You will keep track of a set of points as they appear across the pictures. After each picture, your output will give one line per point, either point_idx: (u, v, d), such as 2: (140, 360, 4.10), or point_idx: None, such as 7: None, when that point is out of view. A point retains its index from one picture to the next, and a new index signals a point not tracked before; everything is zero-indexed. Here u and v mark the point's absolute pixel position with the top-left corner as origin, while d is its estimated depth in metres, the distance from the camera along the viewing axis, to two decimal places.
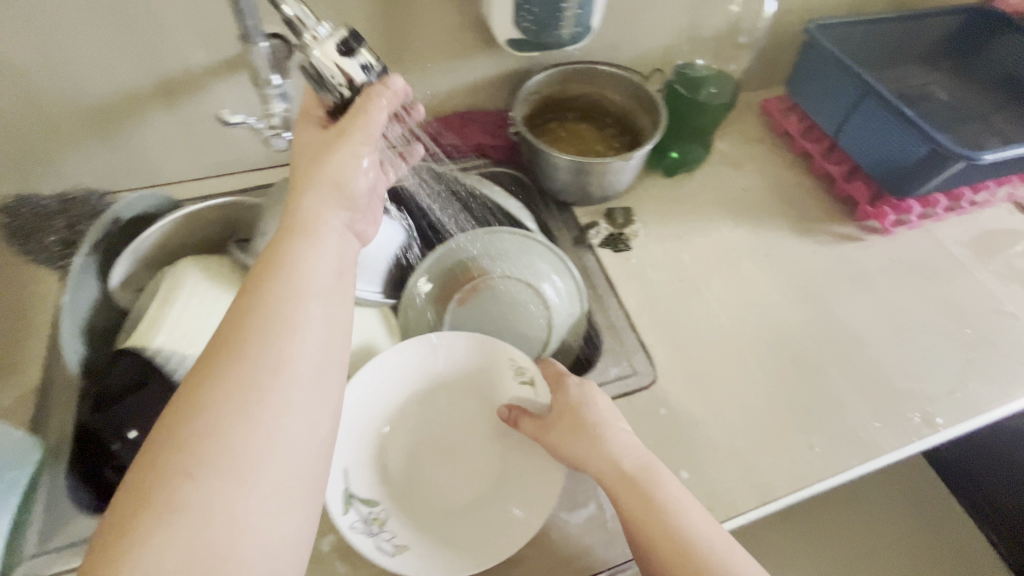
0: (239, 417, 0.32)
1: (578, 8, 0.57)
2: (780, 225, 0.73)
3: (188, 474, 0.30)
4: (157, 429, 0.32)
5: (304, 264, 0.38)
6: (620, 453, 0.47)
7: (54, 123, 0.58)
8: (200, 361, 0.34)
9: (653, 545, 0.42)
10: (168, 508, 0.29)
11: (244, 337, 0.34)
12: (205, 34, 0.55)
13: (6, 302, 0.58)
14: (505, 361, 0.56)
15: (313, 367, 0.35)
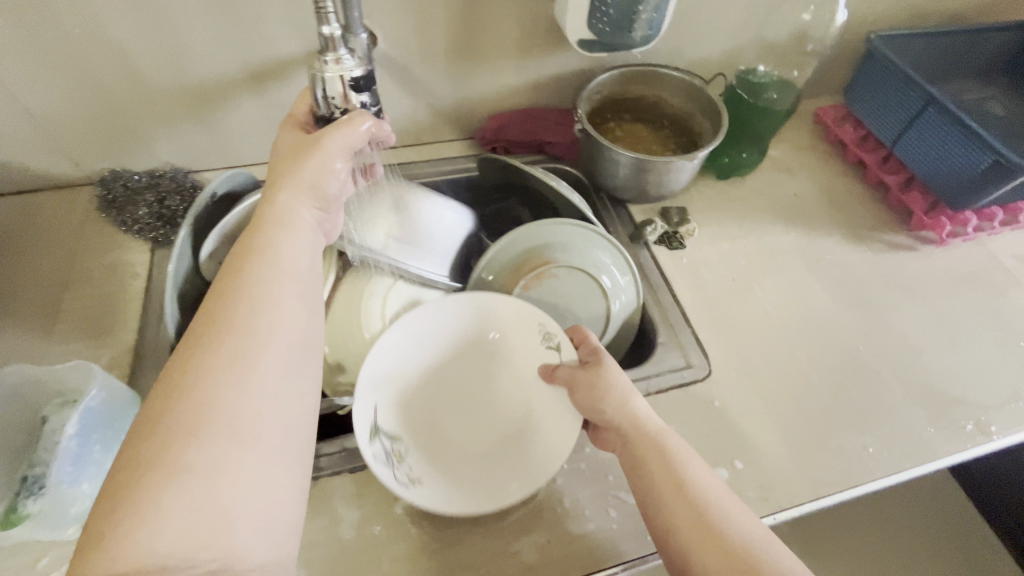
0: (228, 383, 0.33)
1: (652, 12, 0.60)
2: (833, 231, 0.74)
3: (184, 434, 0.31)
4: (142, 408, 0.32)
5: (283, 252, 0.39)
6: (637, 417, 0.47)
7: (154, 103, 0.62)
8: (184, 340, 0.34)
9: (664, 502, 0.41)
10: (168, 465, 0.30)
11: (232, 310, 0.35)
12: (299, 24, 0.59)
13: (102, 268, 0.62)
14: (533, 327, 0.56)
15: (298, 340, 0.37)
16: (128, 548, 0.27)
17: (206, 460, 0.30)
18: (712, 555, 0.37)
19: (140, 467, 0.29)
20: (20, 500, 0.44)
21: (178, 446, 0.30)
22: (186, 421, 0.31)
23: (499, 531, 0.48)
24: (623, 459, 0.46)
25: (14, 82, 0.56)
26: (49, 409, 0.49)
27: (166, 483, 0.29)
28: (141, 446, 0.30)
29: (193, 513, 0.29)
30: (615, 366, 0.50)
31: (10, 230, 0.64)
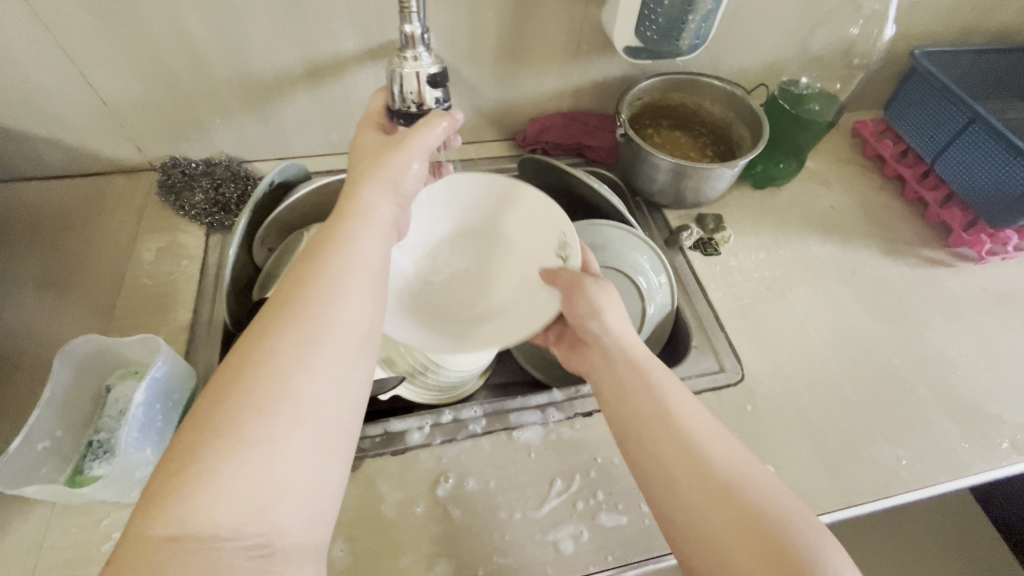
0: (294, 364, 0.33)
1: (700, 21, 0.61)
2: (868, 244, 0.74)
3: (249, 408, 0.32)
4: (220, 376, 0.33)
5: (356, 243, 0.40)
6: (627, 345, 0.49)
7: (216, 95, 0.65)
8: (263, 317, 0.36)
9: (643, 427, 0.42)
10: (233, 437, 0.31)
11: (303, 293, 0.36)
12: (358, 24, 0.61)
13: (161, 250, 0.65)
14: (555, 233, 0.55)
15: (359, 329, 0.37)
16: (191, 511, 0.29)
17: (266, 436, 0.31)
18: (687, 476, 0.38)
19: (207, 435, 0.31)
20: (85, 462, 0.48)
21: (243, 419, 0.31)
22: (252, 395, 0.32)
23: (534, 519, 0.49)
24: (615, 388, 0.46)
25: (90, 72, 0.59)
26: (112, 379, 0.52)
27: (232, 453, 0.30)
28: (210, 414, 0.31)
29: (249, 486, 0.30)
30: (611, 289, 0.51)
31: (76, 210, 0.67)
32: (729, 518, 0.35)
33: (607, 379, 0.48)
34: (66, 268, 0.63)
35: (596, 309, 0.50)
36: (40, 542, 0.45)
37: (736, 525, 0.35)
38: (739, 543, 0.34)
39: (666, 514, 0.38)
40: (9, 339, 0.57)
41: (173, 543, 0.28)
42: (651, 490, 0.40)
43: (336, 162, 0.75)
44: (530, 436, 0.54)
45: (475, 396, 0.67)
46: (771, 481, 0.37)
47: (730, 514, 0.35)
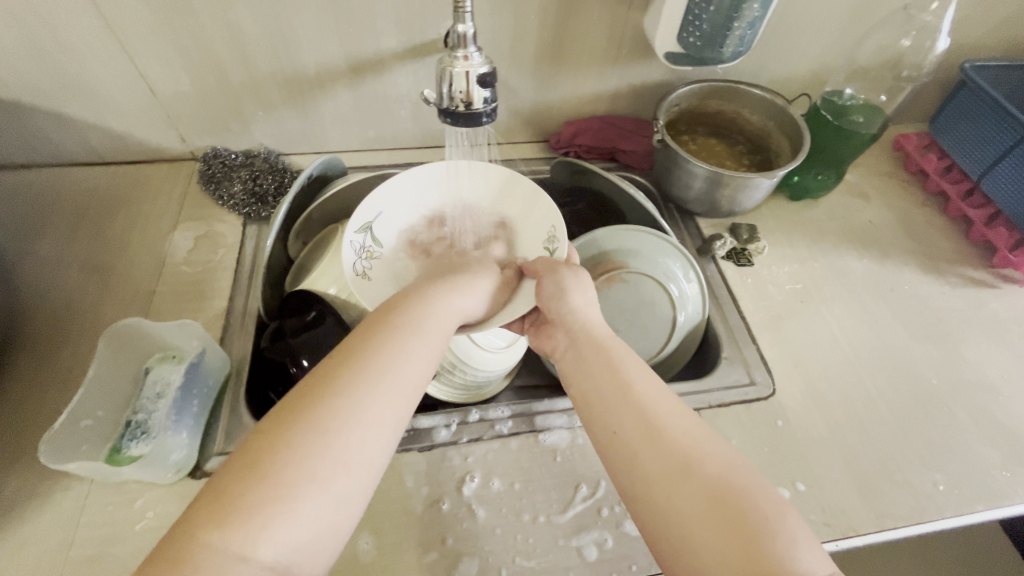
0: (359, 408, 0.34)
1: (745, 29, 0.60)
2: (907, 261, 0.72)
3: (312, 447, 0.32)
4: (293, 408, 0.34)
5: (427, 309, 0.43)
6: (590, 324, 0.48)
7: (260, 89, 0.66)
8: (343, 360, 0.37)
9: (606, 406, 0.41)
10: (291, 471, 0.31)
11: (373, 347, 0.38)
12: (402, 22, 0.62)
13: (200, 238, 0.67)
14: (546, 228, 0.58)
15: (418, 384, 0.38)
16: (240, 538, 0.29)
17: (324, 475, 0.32)
18: (650, 452, 0.37)
19: (276, 465, 0.31)
20: (122, 442, 0.48)
21: (303, 455, 0.32)
22: (316, 433, 0.33)
23: (558, 524, 0.49)
24: (585, 386, 0.44)
25: (142, 62, 0.61)
26: (151, 362, 0.54)
27: (297, 485, 0.31)
28: (269, 447, 0.32)
29: (299, 518, 0.30)
30: (584, 274, 0.52)
31: (120, 196, 0.69)
32: (694, 491, 0.34)
33: (572, 361, 0.47)
34: (110, 252, 0.64)
35: (561, 290, 0.50)
36: (79, 518, 0.47)
37: (699, 498, 0.34)
38: (704, 515, 0.33)
39: (632, 491, 0.37)
40: (55, 318, 0.58)
41: (220, 565, 0.28)
42: (616, 471, 0.38)
43: (371, 158, 0.76)
44: (556, 440, 0.54)
45: (499, 397, 0.67)
46: (733, 457, 0.36)
47: (693, 488, 0.34)
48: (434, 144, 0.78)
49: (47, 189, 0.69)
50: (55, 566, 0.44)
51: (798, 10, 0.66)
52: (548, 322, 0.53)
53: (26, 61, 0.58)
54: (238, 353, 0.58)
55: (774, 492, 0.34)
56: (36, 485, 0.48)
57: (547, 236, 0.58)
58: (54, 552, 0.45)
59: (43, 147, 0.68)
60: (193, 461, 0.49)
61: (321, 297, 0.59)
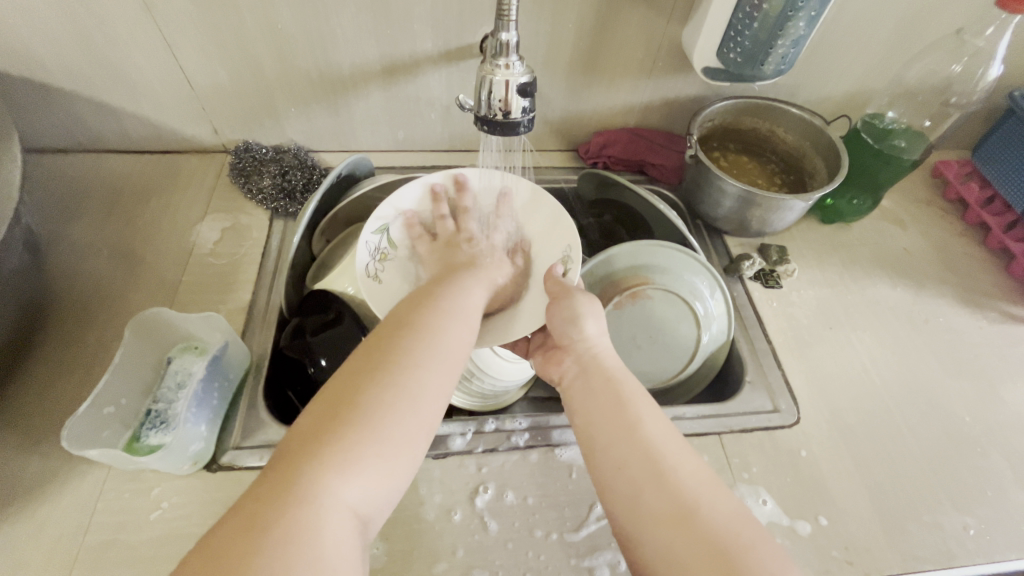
0: (414, 372, 0.37)
1: (789, 47, 0.59)
2: (943, 292, 0.70)
3: (374, 401, 0.34)
4: (348, 374, 0.36)
5: (459, 298, 0.46)
6: (601, 354, 0.47)
7: (295, 86, 0.66)
8: (390, 334, 0.39)
9: (609, 439, 0.40)
10: (367, 427, 0.33)
11: (424, 322, 0.41)
12: (440, 25, 0.62)
13: (229, 231, 0.67)
14: (561, 247, 0.57)
15: (463, 354, 0.41)
16: (310, 480, 0.30)
17: (387, 425, 0.34)
18: (650, 491, 0.36)
19: (339, 418, 0.33)
20: (142, 430, 0.49)
21: (370, 410, 0.34)
22: (384, 392, 0.35)
23: (571, 542, 0.48)
24: (589, 414, 0.43)
25: (183, 55, 0.62)
26: (174, 351, 0.54)
27: (352, 437, 0.32)
28: (341, 403, 0.34)
29: (376, 468, 0.32)
30: (598, 300, 0.50)
31: (153, 185, 0.70)
32: (689, 535, 0.33)
33: (580, 389, 0.45)
34: (139, 240, 0.65)
35: (575, 316, 0.48)
36: (96, 502, 0.47)
37: (696, 541, 0.33)
38: (698, 560, 0.32)
39: (627, 530, 0.36)
40: (83, 301, 0.59)
41: (303, 509, 0.29)
42: (614, 506, 0.38)
43: (398, 159, 0.77)
44: (573, 456, 0.53)
45: (514, 406, 0.66)
46: (737, 506, 0.35)
47: (689, 531, 0.33)
48: (462, 147, 0.78)
49: (83, 174, 0.70)
50: (70, 550, 0.44)
51: (841, 29, 0.65)
52: (559, 347, 0.51)
53: (73, 49, 0.60)
54: (259, 347, 0.58)
55: (779, 557, 0.33)
56: (56, 467, 0.48)
57: (561, 255, 0.57)
58: (69, 536, 0.45)
59: (82, 133, 0.69)
60: (209, 453, 0.50)
61: (341, 299, 0.58)
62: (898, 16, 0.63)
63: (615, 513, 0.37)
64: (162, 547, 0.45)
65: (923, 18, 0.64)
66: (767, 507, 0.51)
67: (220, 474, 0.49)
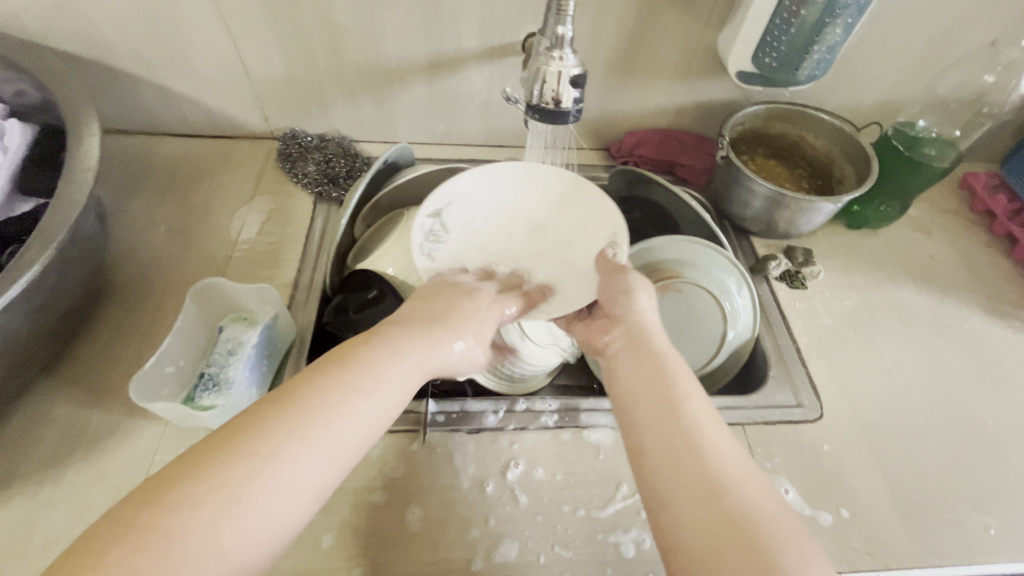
0: (272, 472, 0.31)
1: (824, 52, 0.60)
2: (968, 300, 0.71)
3: (193, 494, 0.29)
4: (187, 453, 0.31)
5: (376, 360, 0.39)
6: (650, 329, 0.49)
7: (344, 77, 0.70)
8: (263, 404, 0.34)
9: (651, 411, 0.42)
10: (163, 531, 0.28)
11: (310, 391, 0.35)
12: (486, 24, 0.65)
13: (275, 212, 0.71)
14: (606, 235, 0.59)
15: (345, 437, 0.34)
16: None
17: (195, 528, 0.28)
18: (688, 461, 0.37)
19: (143, 513, 0.28)
20: (196, 391, 0.52)
21: (193, 521, 0.28)
22: (210, 483, 0.30)
23: (598, 518, 0.50)
24: (631, 382, 0.45)
25: (242, 44, 0.65)
26: (225, 321, 0.58)
27: (144, 539, 0.27)
28: (163, 493, 0.29)
29: None
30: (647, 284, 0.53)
31: (204, 167, 0.74)
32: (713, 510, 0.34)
33: (630, 360, 0.47)
34: (192, 217, 0.69)
35: (629, 289, 0.52)
36: (153, 456, 0.50)
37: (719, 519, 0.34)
38: (718, 535, 0.33)
39: (654, 494, 0.38)
40: (141, 272, 0.63)
41: None
42: (644, 469, 0.39)
43: (436, 151, 0.80)
44: (601, 437, 0.55)
45: (541, 392, 0.68)
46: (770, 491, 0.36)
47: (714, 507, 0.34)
48: (498, 142, 0.80)
49: (140, 154, 0.74)
50: None
51: (875, 36, 0.66)
52: (605, 319, 0.53)
53: (142, 35, 0.64)
54: (303, 322, 0.61)
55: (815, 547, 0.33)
56: (115, 423, 0.51)
57: (608, 241, 0.58)
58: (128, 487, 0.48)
59: (141, 117, 0.73)
60: None
61: (381, 276, 0.61)
62: (932, 26, 0.65)
63: (647, 485, 0.38)
64: None
65: (957, 28, 0.65)
66: (790, 497, 0.53)
67: None
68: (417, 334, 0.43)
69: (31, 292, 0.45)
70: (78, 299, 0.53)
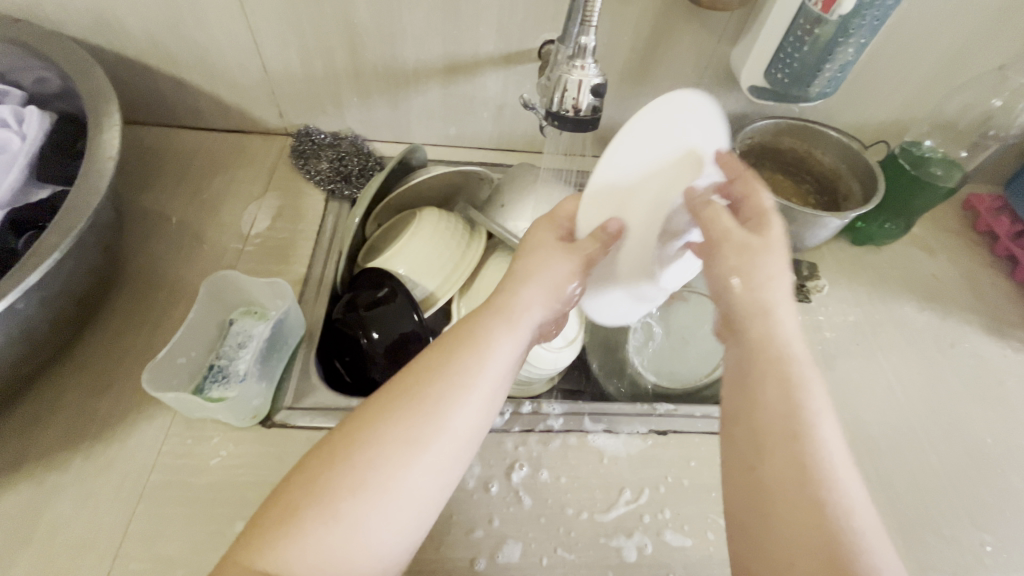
0: (394, 473, 0.35)
1: (836, 71, 0.61)
2: (969, 320, 0.72)
3: (341, 472, 0.35)
4: (334, 437, 0.37)
5: (479, 351, 0.40)
6: (778, 328, 0.40)
7: (361, 77, 0.71)
8: (388, 395, 0.38)
9: (762, 437, 0.37)
10: (321, 503, 0.34)
11: (425, 383, 0.38)
12: (504, 30, 0.66)
13: (286, 207, 0.71)
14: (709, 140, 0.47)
15: (460, 426, 0.38)
16: (263, 553, 0.32)
17: (344, 502, 0.34)
18: (794, 504, 0.34)
19: (306, 487, 0.35)
20: (205, 383, 0.53)
21: (331, 517, 0.34)
22: (354, 464, 0.35)
23: (601, 522, 0.50)
24: (733, 396, 0.40)
25: (262, 41, 0.66)
26: (235, 314, 0.58)
27: (309, 510, 0.34)
28: (323, 468, 0.35)
29: (324, 549, 0.33)
30: (775, 255, 0.42)
31: (218, 160, 0.74)
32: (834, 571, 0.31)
33: (753, 363, 0.39)
34: (206, 210, 0.69)
35: (746, 278, 0.41)
36: (160, 445, 0.50)
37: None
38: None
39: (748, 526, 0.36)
40: (154, 262, 0.63)
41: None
42: (754, 490, 0.36)
43: (448, 154, 0.80)
44: (604, 443, 0.55)
45: (545, 395, 0.68)
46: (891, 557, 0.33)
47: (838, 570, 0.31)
48: (510, 146, 0.81)
49: (155, 146, 0.75)
50: (137, 489, 0.48)
51: (884, 56, 0.68)
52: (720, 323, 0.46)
53: (164, 29, 0.64)
54: (313, 317, 0.62)
55: None
56: (125, 411, 0.52)
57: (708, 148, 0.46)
58: (136, 474, 0.48)
59: (158, 109, 0.74)
60: (266, 409, 0.53)
61: (393, 275, 0.61)
62: (940, 49, 0.66)
63: (738, 511, 0.37)
64: (220, 490, 0.48)
65: (966, 52, 0.67)
66: None
67: (274, 429, 0.52)
68: (508, 313, 0.43)
69: (51, 277, 0.46)
70: (95, 287, 0.53)
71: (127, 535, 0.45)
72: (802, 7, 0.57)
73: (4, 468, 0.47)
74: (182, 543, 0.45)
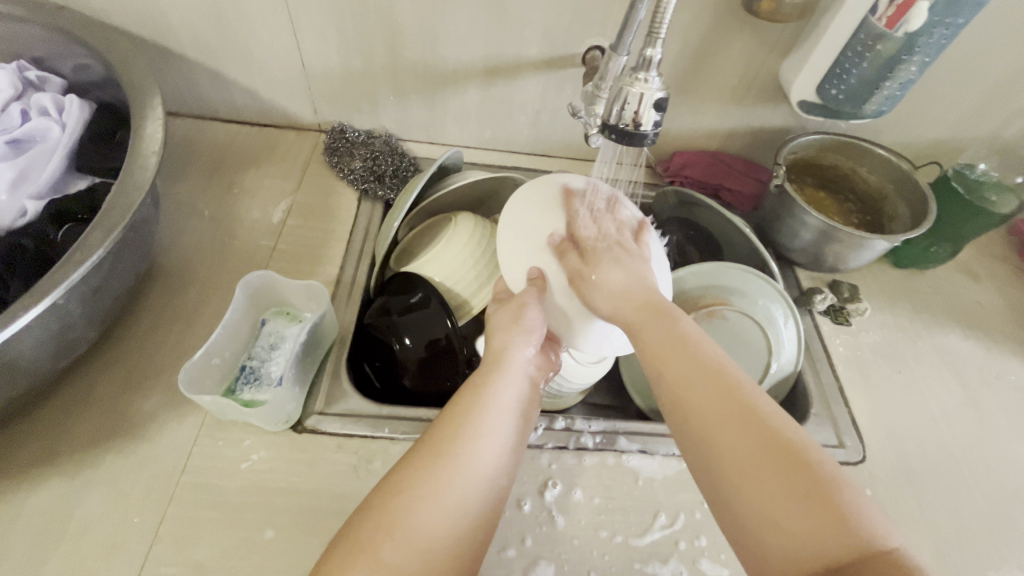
0: (430, 514, 0.37)
1: (896, 89, 0.59)
2: (1016, 351, 0.69)
3: (380, 523, 0.36)
4: (372, 496, 0.38)
5: (483, 395, 0.44)
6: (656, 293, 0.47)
7: (399, 76, 0.69)
8: (410, 451, 0.41)
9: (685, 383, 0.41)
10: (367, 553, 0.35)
11: (444, 429, 0.41)
12: (549, 35, 0.64)
13: (319, 206, 0.70)
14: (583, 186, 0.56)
15: (482, 463, 0.40)
16: None
17: (386, 547, 0.35)
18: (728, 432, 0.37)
19: (349, 543, 0.35)
20: (236, 384, 0.52)
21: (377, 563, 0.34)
22: (392, 513, 0.36)
23: (635, 546, 0.49)
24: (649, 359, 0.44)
25: (303, 37, 0.65)
26: (268, 314, 0.58)
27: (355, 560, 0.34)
28: (361, 523, 0.36)
29: None
30: (643, 261, 0.50)
31: (251, 155, 0.74)
32: (780, 464, 0.35)
33: (629, 315, 0.46)
34: (238, 205, 0.69)
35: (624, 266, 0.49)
36: (191, 447, 0.49)
37: (794, 489, 0.34)
38: (801, 496, 0.33)
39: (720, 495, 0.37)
40: (187, 257, 0.62)
41: None
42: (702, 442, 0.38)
43: (481, 157, 0.79)
44: (639, 464, 0.54)
45: (574, 409, 0.67)
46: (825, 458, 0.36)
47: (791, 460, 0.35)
48: (545, 151, 0.80)
49: (189, 137, 0.74)
50: (167, 490, 0.47)
51: (939, 75, 0.65)
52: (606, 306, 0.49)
53: (205, 22, 0.64)
54: (344, 320, 0.61)
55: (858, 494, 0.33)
56: (156, 409, 0.51)
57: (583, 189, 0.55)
58: (166, 475, 0.48)
59: (193, 101, 0.73)
60: (298, 414, 0.52)
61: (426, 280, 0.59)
62: (999, 70, 0.64)
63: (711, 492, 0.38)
64: (249, 496, 0.47)
65: None
66: None
67: (304, 435, 0.51)
68: (507, 359, 0.47)
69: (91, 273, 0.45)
70: (132, 283, 0.53)
71: (157, 537, 0.44)
72: (863, 23, 0.55)
73: (37, 463, 0.47)
74: (212, 549, 0.44)
